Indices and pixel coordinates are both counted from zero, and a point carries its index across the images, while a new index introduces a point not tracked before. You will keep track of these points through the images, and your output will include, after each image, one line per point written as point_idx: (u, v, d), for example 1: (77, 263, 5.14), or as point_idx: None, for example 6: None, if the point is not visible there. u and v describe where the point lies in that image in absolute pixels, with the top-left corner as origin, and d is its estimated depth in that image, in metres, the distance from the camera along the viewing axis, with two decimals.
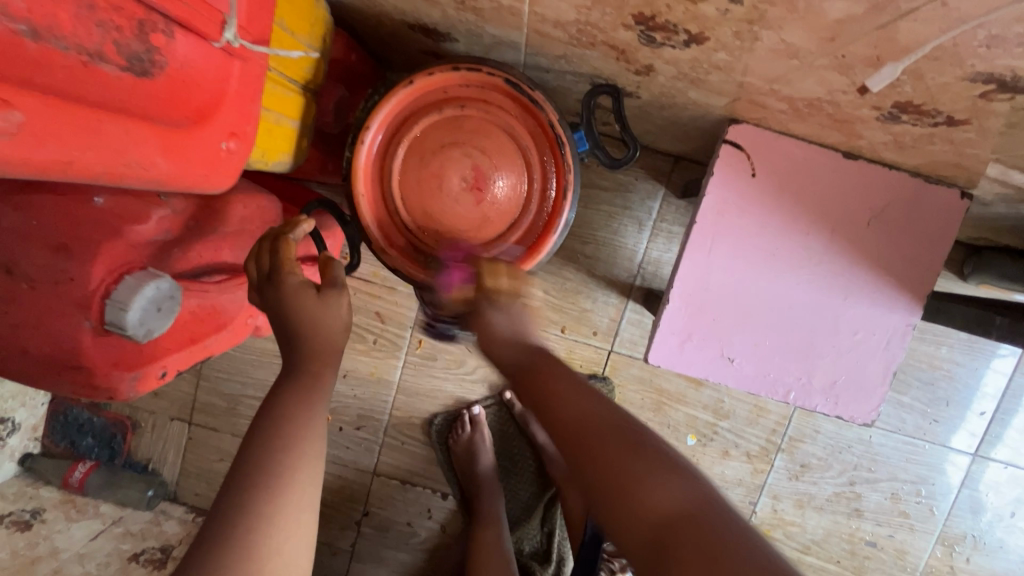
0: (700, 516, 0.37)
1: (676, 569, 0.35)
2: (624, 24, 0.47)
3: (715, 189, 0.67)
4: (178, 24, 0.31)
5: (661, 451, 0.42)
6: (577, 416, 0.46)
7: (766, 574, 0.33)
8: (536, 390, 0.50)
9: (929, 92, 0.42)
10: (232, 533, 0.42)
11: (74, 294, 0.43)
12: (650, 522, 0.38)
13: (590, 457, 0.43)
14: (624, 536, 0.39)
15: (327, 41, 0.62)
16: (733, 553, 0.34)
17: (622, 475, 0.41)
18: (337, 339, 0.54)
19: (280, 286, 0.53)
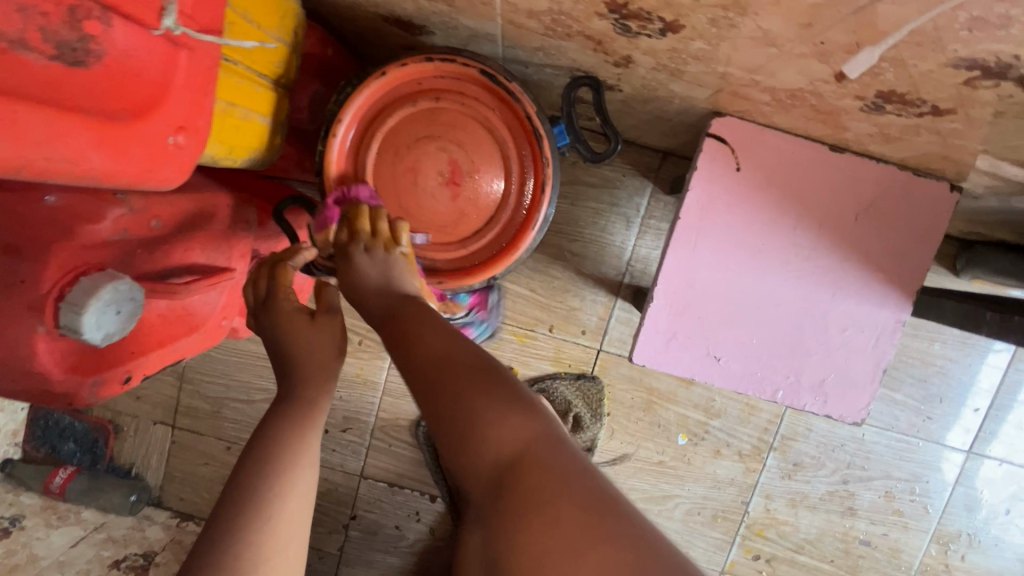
0: (542, 454, 0.39)
1: (518, 502, 0.37)
2: (597, 13, 0.46)
3: (699, 183, 0.66)
4: (116, 12, 0.30)
5: (510, 386, 0.43)
6: (436, 351, 0.45)
7: (593, 504, 0.35)
8: (402, 328, 0.49)
9: (912, 80, 0.40)
10: (215, 564, 0.40)
11: (26, 297, 0.41)
12: (497, 457, 0.39)
13: (446, 393, 0.42)
14: (472, 471, 0.40)
15: (299, 35, 0.60)
16: (566, 485, 0.36)
17: (475, 415, 0.41)
18: (330, 360, 0.55)
19: (276, 310, 0.57)
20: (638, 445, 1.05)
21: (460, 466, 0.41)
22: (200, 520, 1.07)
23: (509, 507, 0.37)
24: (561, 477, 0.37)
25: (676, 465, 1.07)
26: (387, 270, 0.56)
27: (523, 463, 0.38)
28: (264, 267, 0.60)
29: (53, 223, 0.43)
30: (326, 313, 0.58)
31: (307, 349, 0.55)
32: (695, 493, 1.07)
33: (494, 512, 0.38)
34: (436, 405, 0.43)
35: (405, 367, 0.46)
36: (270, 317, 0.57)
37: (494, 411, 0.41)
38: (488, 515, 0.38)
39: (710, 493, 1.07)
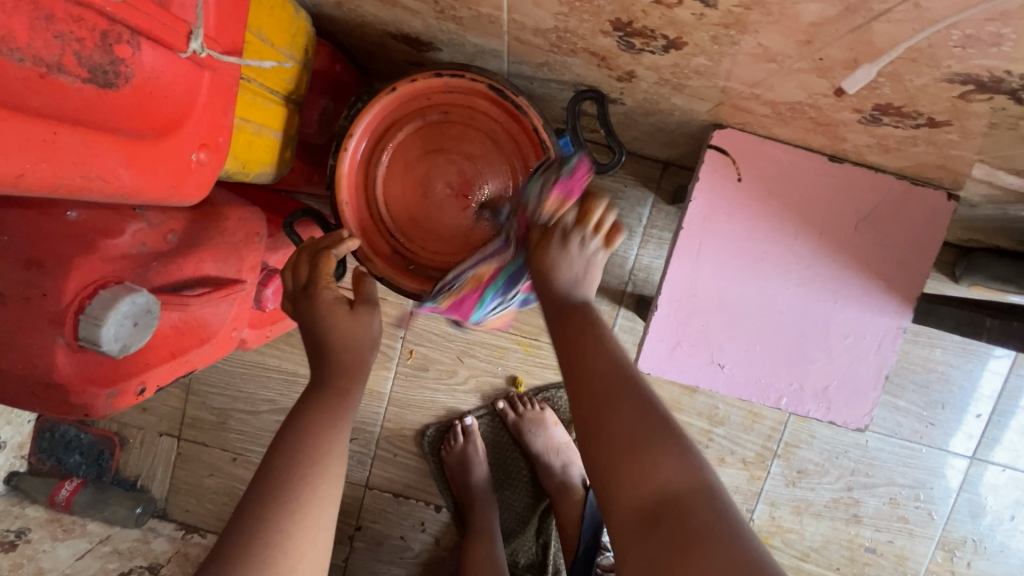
0: (704, 510, 0.36)
1: (669, 539, 0.35)
2: (602, 30, 0.47)
3: (701, 194, 0.67)
4: (144, 36, 0.31)
5: (671, 425, 0.40)
6: (609, 365, 0.43)
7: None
8: (564, 335, 0.47)
9: (908, 93, 0.42)
10: (252, 526, 0.47)
11: (47, 309, 0.42)
12: (654, 497, 0.37)
13: (603, 412, 0.41)
14: (620, 500, 0.38)
15: (309, 52, 0.62)
16: (726, 550, 0.34)
17: (638, 445, 0.39)
18: (363, 353, 0.60)
19: (318, 298, 0.59)
20: None
21: (607, 491, 0.39)
22: (205, 532, 1.07)
23: (666, 552, 0.35)
24: (720, 543, 0.34)
25: None
26: (580, 270, 0.51)
27: (677, 514, 0.36)
28: (302, 253, 0.61)
29: (73, 237, 0.44)
30: (365, 306, 0.61)
31: (346, 340, 0.59)
32: None
33: (644, 553, 0.36)
34: (591, 419, 0.41)
35: (567, 367, 0.45)
36: (311, 304, 0.59)
37: (662, 453, 0.39)
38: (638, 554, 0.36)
39: None
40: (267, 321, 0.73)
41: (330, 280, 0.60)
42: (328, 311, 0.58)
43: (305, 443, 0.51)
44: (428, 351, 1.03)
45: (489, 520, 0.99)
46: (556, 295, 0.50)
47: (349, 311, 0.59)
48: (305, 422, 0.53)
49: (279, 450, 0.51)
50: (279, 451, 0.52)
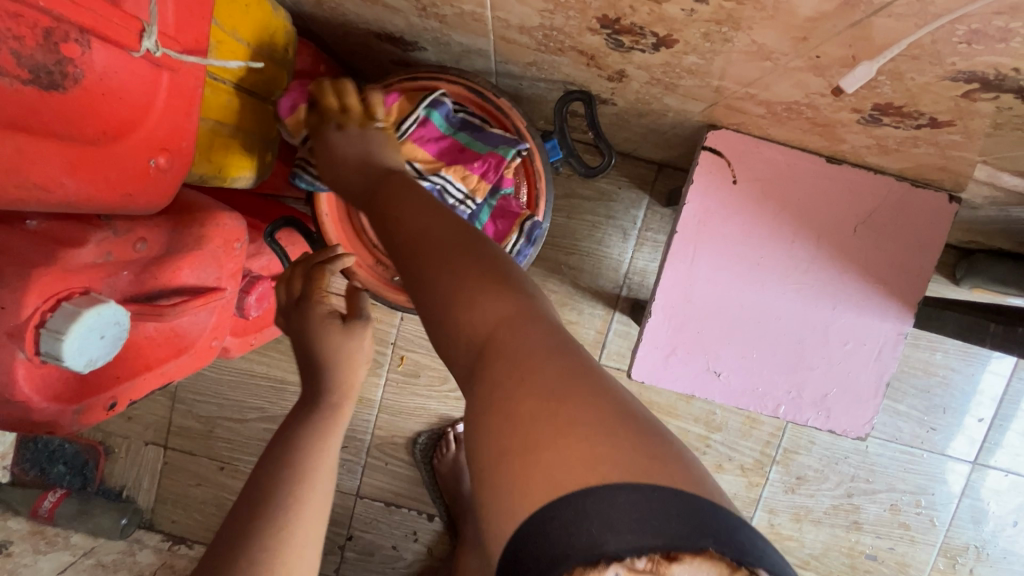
0: (528, 337, 0.34)
1: (492, 369, 0.34)
2: (589, 28, 0.45)
3: (695, 197, 0.65)
4: (91, 34, 0.28)
5: (505, 267, 0.39)
6: (444, 225, 0.42)
7: (580, 377, 0.33)
8: (395, 205, 0.45)
9: (910, 92, 0.40)
10: (235, 544, 0.45)
11: (4, 323, 0.40)
12: (486, 337, 0.35)
13: (431, 265, 0.39)
14: (454, 342, 0.36)
15: (288, 52, 0.60)
16: (537, 365, 0.33)
17: (461, 293, 0.37)
18: (356, 369, 0.57)
19: (308, 313, 0.56)
20: None
21: (446, 339, 0.37)
22: (192, 543, 1.05)
23: (493, 385, 0.33)
24: (544, 366, 0.33)
25: None
26: (366, 146, 0.54)
27: (503, 347, 0.34)
28: (298, 266, 0.59)
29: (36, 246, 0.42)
30: (360, 319, 0.58)
31: (337, 357, 0.56)
32: None
33: (473, 389, 0.34)
34: (421, 277, 0.39)
35: (398, 236, 0.43)
36: (302, 318, 0.56)
37: (471, 292, 0.37)
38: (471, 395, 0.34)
39: None
40: (251, 328, 0.71)
41: (325, 293, 0.58)
42: (320, 325, 0.56)
43: (293, 457, 0.50)
44: (420, 357, 1.01)
45: (482, 530, 0.97)
46: (354, 172, 0.52)
47: (342, 326, 0.56)
48: (291, 438, 0.52)
49: (264, 468, 0.50)
50: (264, 468, 0.50)
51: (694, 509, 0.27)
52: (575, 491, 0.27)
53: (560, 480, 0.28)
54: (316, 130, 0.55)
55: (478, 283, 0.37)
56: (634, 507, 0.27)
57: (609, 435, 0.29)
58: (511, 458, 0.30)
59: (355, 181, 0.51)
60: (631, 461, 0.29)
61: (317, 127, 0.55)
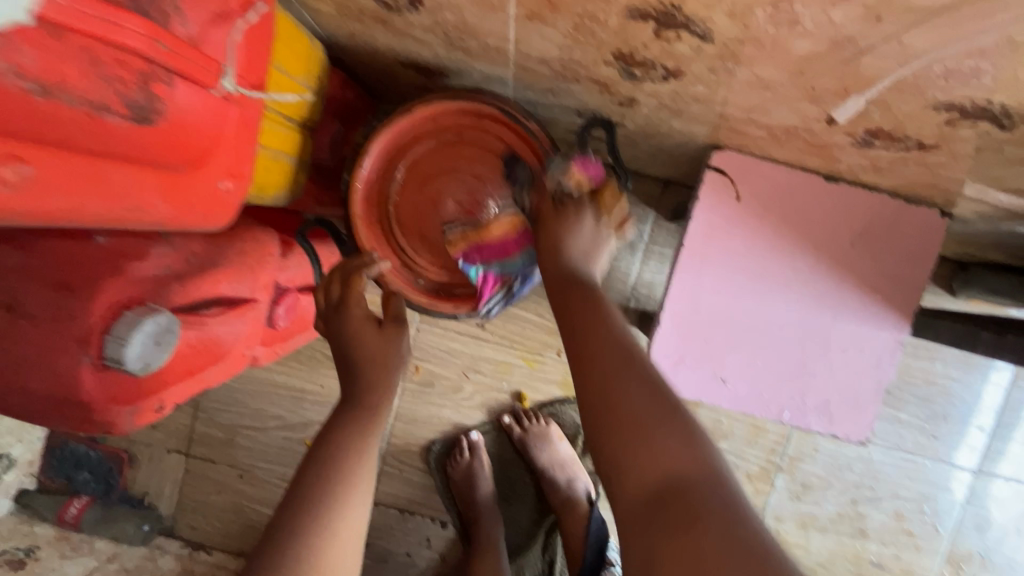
0: (710, 486, 0.37)
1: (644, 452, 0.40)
2: (604, 61, 0.50)
3: (702, 213, 0.69)
4: (180, 75, 0.33)
5: (682, 410, 0.42)
6: (619, 349, 0.45)
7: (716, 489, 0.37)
8: (568, 323, 0.50)
9: (897, 120, 0.44)
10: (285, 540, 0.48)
11: (73, 330, 0.44)
12: (667, 474, 0.38)
13: (611, 385, 0.43)
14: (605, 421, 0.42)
15: (322, 81, 0.64)
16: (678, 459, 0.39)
17: (641, 425, 0.40)
18: (395, 370, 0.60)
19: (348, 317, 0.60)
20: None
21: (615, 471, 0.40)
22: (211, 549, 1.07)
23: (670, 529, 0.35)
24: (725, 512, 0.35)
25: None
26: (591, 243, 0.58)
27: (688, 490, 0.36)
28: (336, 274, 0.63)
29: (102, 260, 0.46)
30: (394, 323, 0.61)
31: (373, 359, 0.59)
32: None
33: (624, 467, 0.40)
34: (603, 400, 0.42)
35: (578, 352, 0.47)
36: (342, 324, 0.60)
37: (634, 389, 0.42)
38: (643, 530, 0.36)
39: None
40: (278, 337, 0.74)
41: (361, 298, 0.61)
42: (360, 330, 0.59)
43: (335, 461, 0.52)
44: (434, 366, 1.05)
45: (495, 535, 1.00)
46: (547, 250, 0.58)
47: (378, 330, 0.60)
48: (331, 442, 0.54)
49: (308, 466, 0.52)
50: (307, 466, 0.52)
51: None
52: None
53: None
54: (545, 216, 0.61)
55: (647, 385, 0.43)
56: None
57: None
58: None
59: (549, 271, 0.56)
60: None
61: (554, 216, 0.60)
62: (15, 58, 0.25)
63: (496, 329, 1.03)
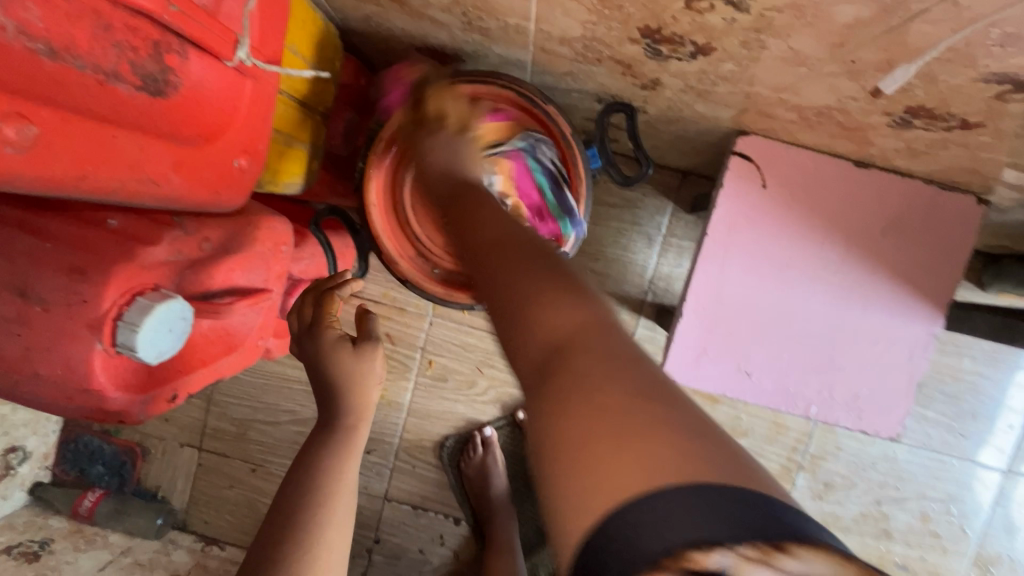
0: (603, 334, 0.31)
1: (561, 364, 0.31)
2: (630, 38, 0.48)
3: (726, 202, 0.67)
4: (192, 44, 0.31)
5: (570, 270, 0.37)
6: (517, 241, 0.40)
7: (653, 392, 0.29)
8: (462, 220, 0.47)
9: (942, 95, 0.41)
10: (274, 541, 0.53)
11: (86, 316, 0.43)
12: (560, 335, 0.32)
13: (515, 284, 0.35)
14: (520, 345, 0.33)
15: (335, 66, 0.63)
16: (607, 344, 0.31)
17: (524, 292, 0.35)
18: (370, 387, 0.60)
19: (320, 341, 0.59)
20: None
21: (512, 348, 0.34)
22: (224, 544, 1.07)
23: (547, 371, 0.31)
24: (617, 364, 0.30)
25: None
26: (456, 158, 0.56)
27: (579, 344, 0.31)
28: (306, 296, 0.62)
29: (115, 244, 0.45)
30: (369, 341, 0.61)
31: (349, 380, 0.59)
32: None
33: (538, 385, 0.31)
34: (491, 280, 0.37)
35: (467, 244, 0.43)
36: (313, 349, 0.59)
37: (538, 286, 0.35)
38: (536, 400, 0.31)
39: None
40: (291, 329, 0.72)
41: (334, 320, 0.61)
42: (331, 353, 0.58)
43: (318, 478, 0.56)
44: (448, 361, 1.03)
45: (510, 532, 0.98)
46: (439, 177, 0.54)
47: (352, 349, 0.59)
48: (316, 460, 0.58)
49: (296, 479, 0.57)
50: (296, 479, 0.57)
51: (762, 515, 0.23)
52: (658, 490, 0.24)
53: (648, 479, 0.24)
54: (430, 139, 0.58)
55: (551, 280, 0.35)
56: (684, 506, 0.23)
57: (677, 443, 0.26)
58: (581, 456, 0.27)
59: (451, 181, 0.53)
60: (708, 469, 0.25)
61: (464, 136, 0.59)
62: (20, 15, 0.23)
63: None
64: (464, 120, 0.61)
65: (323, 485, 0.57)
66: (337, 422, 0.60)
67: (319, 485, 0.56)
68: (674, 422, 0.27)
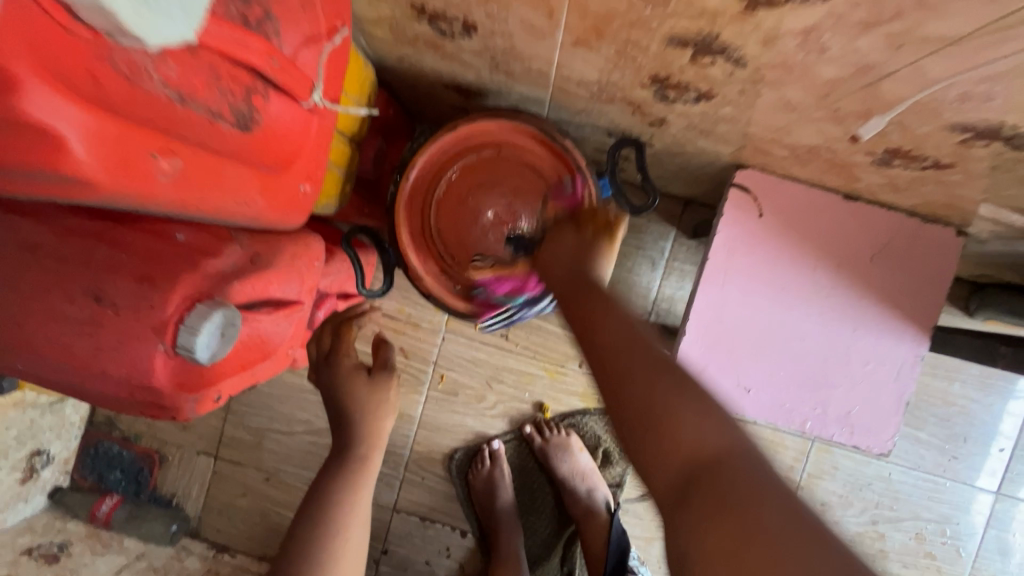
0: (740, 463, 0.35)
1: (702, 492, 0.34)
2: (640, 83, 0.54)
3: (726, 228, 0.72)
4: (275, 87, 0.37)
5: (696, 383, 0.41)
6: (651, 355, 0.43)
7: (800, 525, 0.31)
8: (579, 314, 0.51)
9: (915, 140, 0.47)
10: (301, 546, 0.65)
11: (152, 319, 0.48)
12: (698, 459, 0.36)
13: (665, 407, 0.39)
14: (656, 461, 0.38)
15: (371, 99, 0.69)
16: (741, 473, 0.34)
17: (663, 407, 0.39)
18: (383, 414, 0.78)
19: (340, 368, 0.77)
20: None
21: (645, 469, 0.38)
22: (235, 552, 1.09)
23: (685, 498, 0.35)
24: (764, 491, 0.33)
25: None
26: (580, 251, 0.62)
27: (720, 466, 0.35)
28: (326, 331, 0.79)
29: (182, 255, 0.50)
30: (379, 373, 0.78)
31: (365, 406, 0.76)
32: None
33: (678, 509, 0.35)
34: (624, 391, 0.41)
35: (591, 342, 0.47)
36: (336, 377, 0.77)
37: (680, 411, 0.38)
38: (676, 518, 0.34)
39: None
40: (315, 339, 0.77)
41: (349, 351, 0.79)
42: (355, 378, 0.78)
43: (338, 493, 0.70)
44: (458, 375, 1.08)
45: (515, 544, 1.01)
46: (559, 267, 0.60)
47: (370, 376, 0.78)
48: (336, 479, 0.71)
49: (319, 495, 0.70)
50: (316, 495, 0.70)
51: None
52: None
53: None
54: (558, 233, 0.65)
55: (690, 405, 0.39)
56: None
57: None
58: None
59: (560, 280, 0.58)
60: None
61: (557, 237, 0.65)
62: (164, 71, 0.30)
63: (520, 340, 1.06)
64: (607, 223, 0.68)
65: (343, 505, 0.69)
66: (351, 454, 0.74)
67: (336, 505, 0.69)
68: (821, 544, 0.30)
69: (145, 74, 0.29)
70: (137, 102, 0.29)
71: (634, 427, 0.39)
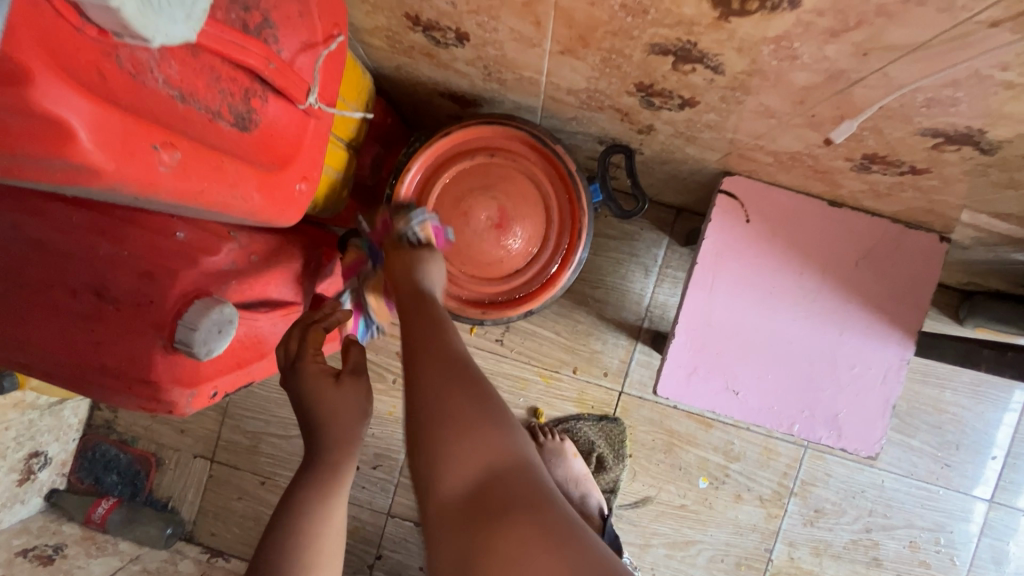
0: (509, 470, 0.42)
1: (486, 506, 0.40)
2: (627, 91, 0.56)
3: (714, 233, 0.74)
4: (272, 91, 0.40)
5: (487, 392, 0.46)
6: (455, 359, 0.47)
7: (556, 531, 0.39)
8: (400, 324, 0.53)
9: (890, 145, 0.49)
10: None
11: (152, 314, 0.50)
12: (478, 467, 0.43)
13: (459, 415, 0.44)
14: (443, 475, 0.42)
15: (369, 107, 0.71)
16: (513, 483, 0.42)
17: (461, 421, 0.43)
18: (353, 428, 0.58)
19: (304, 372, 0.59)
20: (660, 488, 1.08)
21: (428, 478, 0.43)
22: (229, 556, 1.09)
23: (472, 511, 0.41)
24: (530, 499, 0.41)
25: (697, 509, 1.08)
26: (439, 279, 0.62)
27: (498, 479, 0.42)
28: (293, 329, 0.63)
29: (181, 253, 0.51)
30: (351, 374, 0.60)
31: (333, 413, 0.57)
32: (718, 539, 1.08)
33: (463, 520, 0.40)
34: (422, 407, 0.44)
35: (406, 355, 0.49)
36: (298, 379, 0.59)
37: (473, 430, 0.43)
38: (456, 524, 0.41)
39: (733, 539, 1.08)
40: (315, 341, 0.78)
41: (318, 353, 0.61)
42: (319, 381, 0.59)
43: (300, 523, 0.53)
44: None
45: None
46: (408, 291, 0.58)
47: (337, 381, 0.59)
48: (297, 501, 0.54)
49: (276, 527, 0.53)
50: (275, 526, 0.53)
51: None
52: None
53: None
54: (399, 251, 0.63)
55: (480, 421, 0.44)
56: None
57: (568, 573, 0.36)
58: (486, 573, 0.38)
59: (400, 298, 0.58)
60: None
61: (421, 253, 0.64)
62: (166, 70, 0.33)
63: (515, 345, 1.07)
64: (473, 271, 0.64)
65: (315, 533, 0.53)
66: (322, 467, 0.56)
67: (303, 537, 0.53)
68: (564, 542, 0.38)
69: (149, 72, 0.32)
70: (144, 99, 0.31)
71: (425, 439, 0.43)
